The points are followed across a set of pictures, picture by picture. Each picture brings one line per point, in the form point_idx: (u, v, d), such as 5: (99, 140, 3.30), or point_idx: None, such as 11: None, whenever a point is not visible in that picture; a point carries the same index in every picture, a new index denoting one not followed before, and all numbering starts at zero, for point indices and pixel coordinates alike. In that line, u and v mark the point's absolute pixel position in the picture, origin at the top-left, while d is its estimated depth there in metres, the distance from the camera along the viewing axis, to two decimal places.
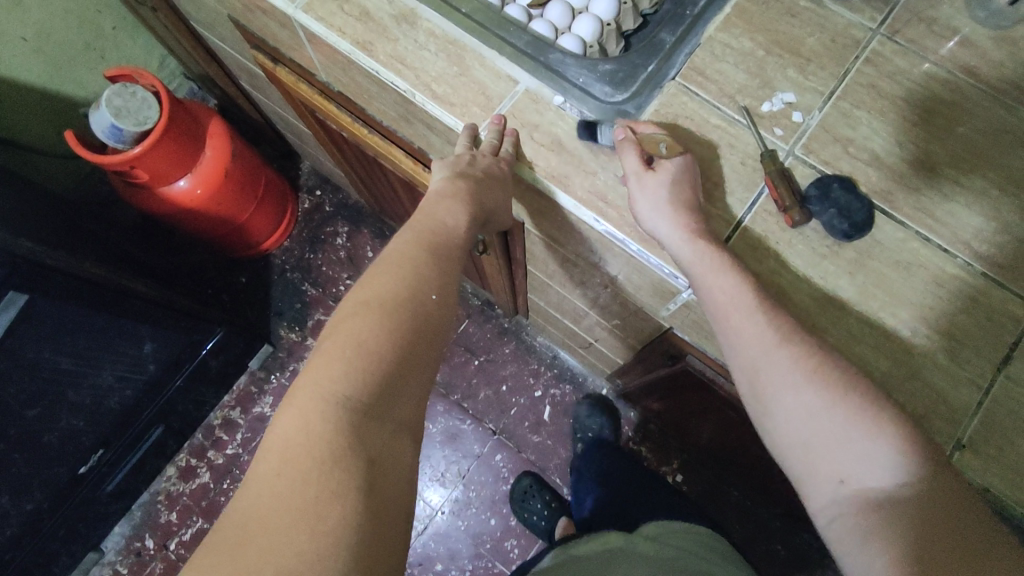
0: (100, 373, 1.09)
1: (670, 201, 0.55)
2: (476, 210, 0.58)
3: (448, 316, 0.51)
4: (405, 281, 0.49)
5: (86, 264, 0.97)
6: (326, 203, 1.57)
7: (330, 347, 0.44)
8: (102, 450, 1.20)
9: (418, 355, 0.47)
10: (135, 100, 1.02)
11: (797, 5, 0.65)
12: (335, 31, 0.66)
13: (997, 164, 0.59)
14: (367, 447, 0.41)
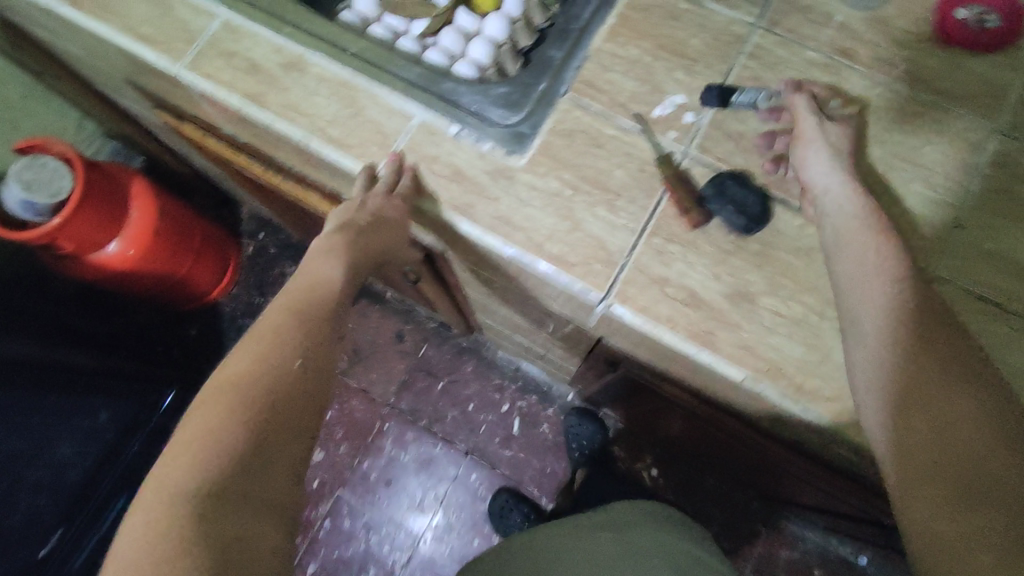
0: (59, 448, 1.04)
1: (831, 156, 0.56)
2: (354, 261, 0.58)
3: (318, 379, 0.50)
4: (264, 353, 0.48)
5: (13, 345, 0.96)
6: (269, 244, 1.55)
7: (179, 441, 0.43)
8: (62, 527, 1.08)
9: (281, 428, 0.46)
10: (46, 171, 1.00)
11: (677, 8, 0.66)
12: (223, 87, 0.66)
13: (880, 141, 0.61)
14: (222, 533, 0.41)
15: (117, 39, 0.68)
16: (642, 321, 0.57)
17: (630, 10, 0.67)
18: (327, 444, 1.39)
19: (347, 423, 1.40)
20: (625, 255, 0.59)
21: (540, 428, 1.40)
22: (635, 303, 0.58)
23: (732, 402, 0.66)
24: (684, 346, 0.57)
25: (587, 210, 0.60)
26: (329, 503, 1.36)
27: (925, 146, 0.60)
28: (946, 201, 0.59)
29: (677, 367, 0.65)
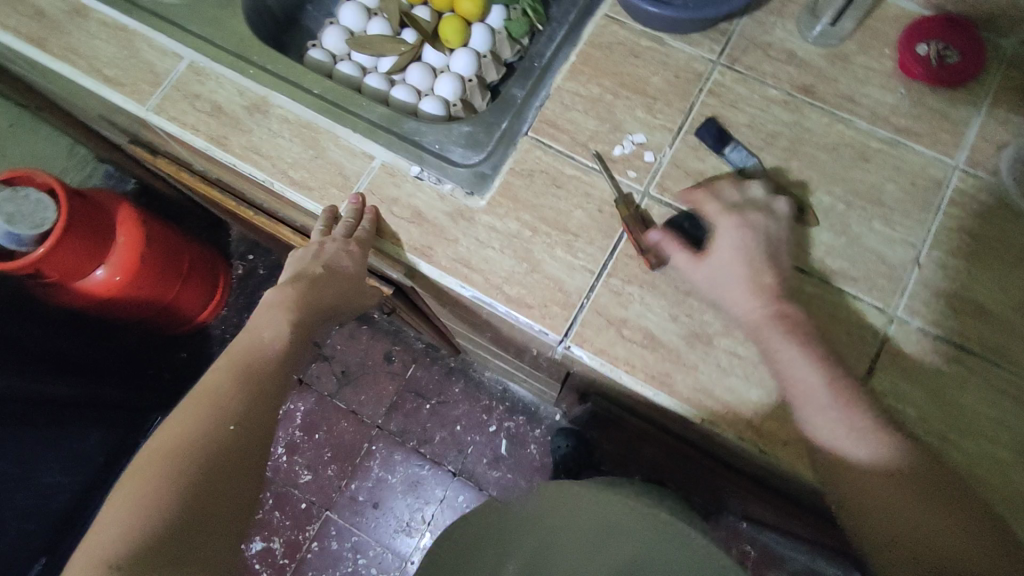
0: (45, 474, 1.04)
1: (738, 263, 0.54)
2: (301, 318, 0.59)
3: (253, 438, 0.52)
4: (200, 418, 0.50)
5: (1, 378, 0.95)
6: (258, 266, 1.55)
7: (111, 514, 0.45)
8: (45, 557, 1.08)
9: (213, 493, 0.48)
10: (28, 203, 0.99)
11: (639, 45, 0.67)
12: (188, 129, 0.67)
13: (840, 178, 0.60)
14: None
15: (86, 82, 0.69)
16: (600, 363, 0.57)
17: (592, 48, 0.67)
18: (315, 466, 1.38)
19: (336, 445, 1.39)
20: (584, 296, 0.59)
21: (528, 449, 1.39)
22: (592, 345, 0.58)
23: (697, 437, 0.65)
24: (642, 388, 0.57)
25: (546, 251, 0.60)
26: (318, 524, 1.35)
27: (884, 184, 0.60)
28: (905, 239, 0.58)
29: (643, 405, 0.65)
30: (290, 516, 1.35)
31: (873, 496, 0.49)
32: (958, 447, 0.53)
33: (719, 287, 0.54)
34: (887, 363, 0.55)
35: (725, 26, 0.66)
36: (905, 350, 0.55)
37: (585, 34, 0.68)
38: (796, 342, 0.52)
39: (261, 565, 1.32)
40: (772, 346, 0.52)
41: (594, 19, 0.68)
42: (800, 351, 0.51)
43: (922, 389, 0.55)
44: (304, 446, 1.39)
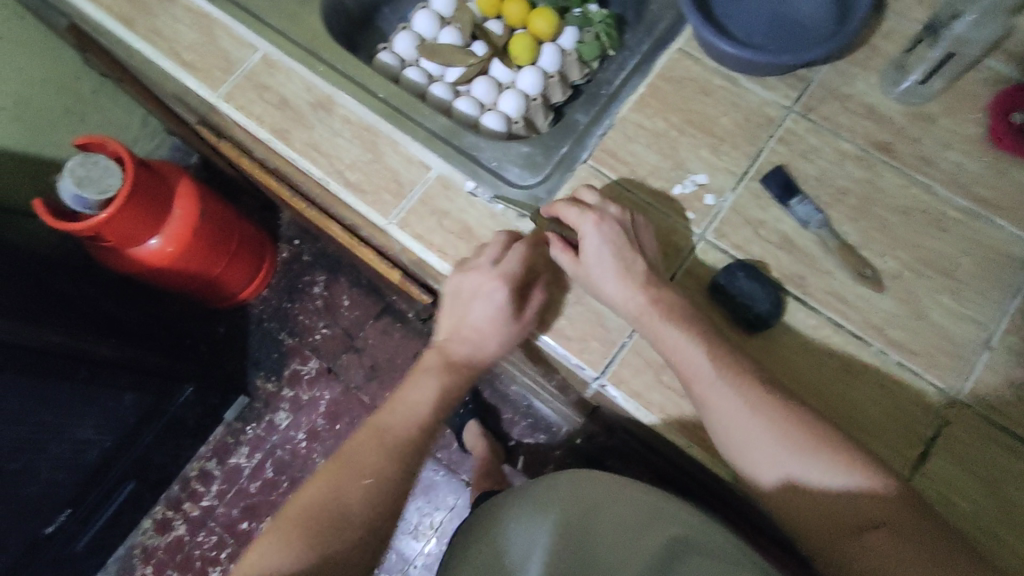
0: (80, 426, 1.04)
1: (609, 269, 0.55)
2: (449, 387, 0.61)
3: (384, 502, 0.55)
4: (338, 475, 0.55)
5: (48, 330, 0.90)
6: (304, 252, 1.52)
7: (263, 546, 0.51)
8: (69, 508, 1.11)
9: (339, 545, 0.51)
10: (97, 168, 1.02)
11: (711, 83, 0.65)
12: (253, 119, 0.68)
13: (910, 244, 0.57)
14: None
15: (164, 63, 0.71)
16: (634, 406, 0.56)
17: (663, 81, 0.66)
18: None
19: None
20: (625, 335, 0.58)
21: (547, 469, 1.29)
22: (627, 386, 0.56)
23: (727, 493, 0.63)
24: (674, 438, 0.56)
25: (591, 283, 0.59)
26: None
27: (957, 256, 0.57)
28: (974, 317, 0.55)
29: (673, 452, 0.62)
30: None
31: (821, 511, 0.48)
32: (1011, 548, 0.49)
33: (617, 295, 0.55)
34: (941, 447, 0.52)
35: (804, 72, 0.64)
36: (960, 435, 0.52)
37: (656, 66, 0.66)
38: (701, 347, 0.52)
39: None
40: (683, 354, 0.52)
41: (668, 52, 0.67)
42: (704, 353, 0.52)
43: (970, 476, 0.51)
44: (325, 435, 1.40)
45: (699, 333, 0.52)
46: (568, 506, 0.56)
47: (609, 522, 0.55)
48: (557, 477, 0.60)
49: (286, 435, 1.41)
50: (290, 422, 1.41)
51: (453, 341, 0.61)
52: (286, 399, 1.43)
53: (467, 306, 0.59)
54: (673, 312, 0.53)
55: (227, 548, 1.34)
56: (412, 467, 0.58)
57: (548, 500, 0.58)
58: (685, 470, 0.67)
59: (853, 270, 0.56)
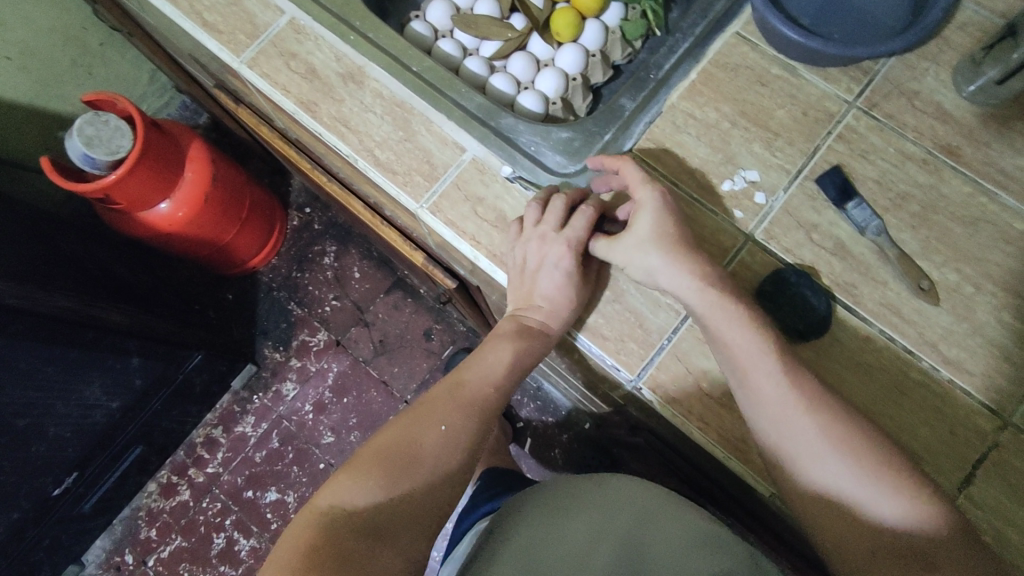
0: (89, 387, 1.01)
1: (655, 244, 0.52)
2: (524, 347, 0.57)
3: (456, 450, 0.53)
4: (416, 417, 0.54)
5: (53, 296, 0.89)
6: (315, 220, 1.48)
7: (346, 470, 0.50)
8: (77, 471, 1.09)
9: (408, 480, 0.50)
10: (107, 128, 0.98)
11: (768, 73, 0.61)
12: (279, 89, 0.64)
13: (972, 257, 0.54)
14: (344, 551, 0.45)
15: (183, 24, 0.67)
16: (670, 412, 0.54)
17: (716, 67, 0.62)
18: (339, 429, 1.36)
19: (362, 412, 1.37)
20: (665, 336, 0.55)
21: (552, 452, 1.28)
22: (665, 392, 0.54)
23: (762, 506, 0.61)
24: (711, 448, 0.54)
25: (631, 282, 0.57)
26: None
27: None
28: None
29: (705, 459, 0.60)
30: (307, 473, 1.34)
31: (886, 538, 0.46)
32: None
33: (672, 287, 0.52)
34: (989, 474, 0.50)
35: (868, 65, 0.60)
36: (1014, 461, 0.50)
37: (710, 51, 0.62)
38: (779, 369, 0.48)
39: (272, 515, 1.31)
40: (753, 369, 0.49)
41: (723, 37, 0.63)
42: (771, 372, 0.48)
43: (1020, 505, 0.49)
44: (331, 408, 1.37)
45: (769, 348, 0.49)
46: (622, 513, 0.58)
47: (659, 539, 0.55)
48: (623, 486, 0.61)
49: (292, 405, 1.38)
50: (297, 392, 1.39)
51: (526, 311, 0.58)
52: (293, 369, 1.40)
53: (533, 278, 0.56)
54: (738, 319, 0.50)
55: (231, 516, 1.32)
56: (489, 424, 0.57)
57: (606, 508, 0.59)
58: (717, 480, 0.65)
59: (911, 282, 0.53)
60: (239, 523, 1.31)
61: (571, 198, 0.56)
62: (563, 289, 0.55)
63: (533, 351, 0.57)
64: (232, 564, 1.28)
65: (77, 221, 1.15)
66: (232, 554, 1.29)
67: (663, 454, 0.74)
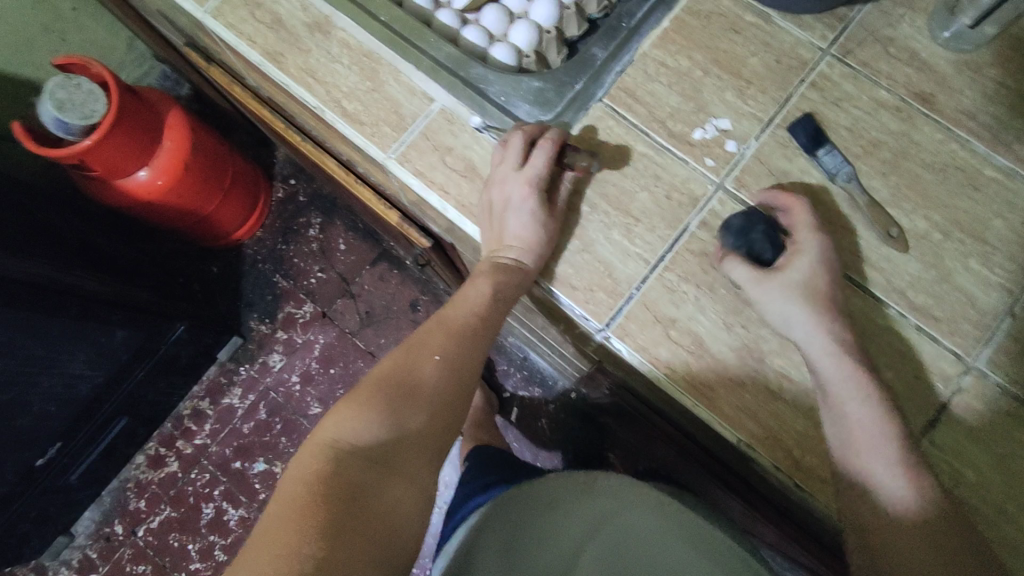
0: (72, 358, 0.96)
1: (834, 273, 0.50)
2: (503, 281, 0.55)
3: (452, 379, 0.53)
4: (405, 354, 0.53)
5: (30, 263, 0.85)
6: (299, 191, 1.39)
7: (341, 404, 0.49)
8: (61, 441, 1.03)
9: (410, 409, 0.50)
10: (80, 92, 0.91)
11: (742, 20, 0.60)
12: (244, 39, 0.64)
13: (941, 204, 0.54)
14: (354, 477, 0.44)
15: None
16: (639, 361, 0.54)
17: (689, 15, 0.61)
18: (327, 400, 1.29)
19: (350, 382, 1.30)
20: (634, 286, 0.55)
21: (539, 422, 1.19)
22: (634, 341, 0.54)
23: (736, 458, 0.60)
24: (679, 396, 0.54)
25: (601, 231, 0.56)
26: None
27: (992, 218, 0.53)
28: (1003, 284, 0.52)
29: (679, 413, 0.60)
30: (295, 444, 1.27)
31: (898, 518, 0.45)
32: (1014, 522, 0.48)
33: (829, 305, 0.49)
34: (953, 417, 0.50)
35: (843, 11, 0.59)
36: (977, 405, 0.50)
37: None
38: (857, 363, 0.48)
39: (260, 486, 1.25)
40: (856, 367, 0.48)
41: None
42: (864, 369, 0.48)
43: (984, 450, 0.50)
44: (318, 378, 1.30)
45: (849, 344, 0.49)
46: (606, 506, 0.59)
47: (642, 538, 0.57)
48: (605, 483, 0.61)
49: (280, 377, 1.31)
50: (285, 363, 1.31)
51: (500, 253, 0.56)
52: (280, 341, 1.32)
53: (501, 218, 0.56)
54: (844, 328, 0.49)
55: (220, 487, 1.25)
56: (479, 359, 0.56)
57: (592, 504, 0.60)
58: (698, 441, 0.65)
59: (880, 229, 0.53)
60: (227, 493, 1.24)
61: (529, 134, 0.55)
62: (531, 225, 0.54)
63: (514, 290, 0.56)
64: (221, 534, 1.22)
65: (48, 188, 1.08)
66: (221, 525, 1.22)
67: (643, 414, 0.74)
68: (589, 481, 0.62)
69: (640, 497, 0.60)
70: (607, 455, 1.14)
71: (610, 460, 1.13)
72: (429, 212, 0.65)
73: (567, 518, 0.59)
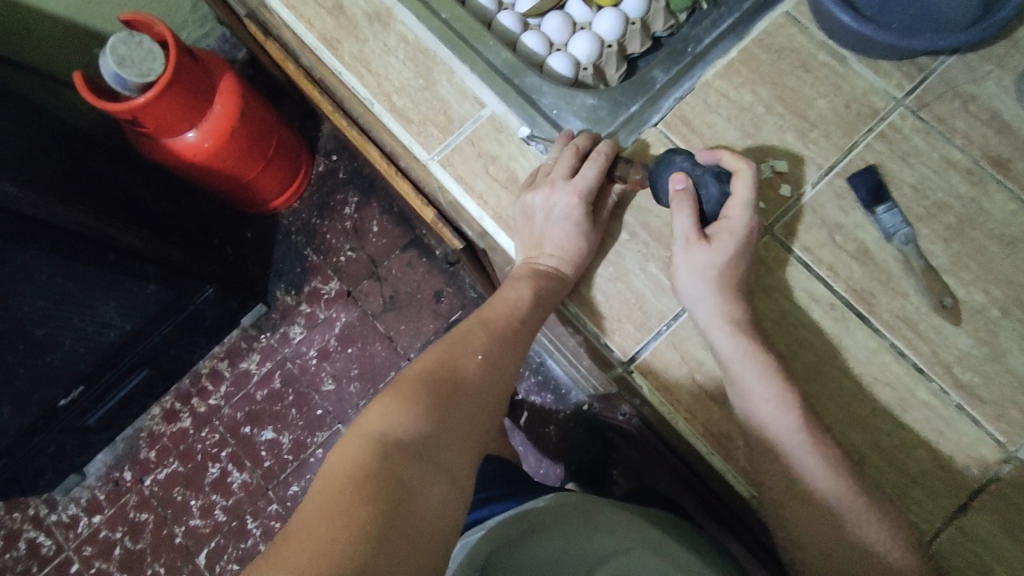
0: (103, 305, 0.95)
1: (710, 282, 0.49)
2: (545, 291, 0.53)
3: (494, 381, 0.50)
4: (449, 350, 0.50)
5: (73, 211, 0.82)
6: (340, 168, 1.35)
7: (383, 398, 0.45)
8: (84, 384, 1.03)
9: (454, 406, 0.47)
10: (140, 49, 0.87)
11: (814, 59, 0.57)
12: (304, 23, 0.65)
13: (1004, 279, 0.51)
14: (402, 471, 0.41)
15: None
16: (659, 400, 0.53)
17: (758, 47, 0.58)
18: (341, 378, 1.25)
19: (366, 364, 1.26)
20: (664, 322, 0.54)
21: (547, 429, 1.16)
22: (656, 378, 0.53)
23: (749, 513, 0.57)
24: (696, 442, 0.52)
25: (637, 262, 0.55)
26: (328, 433, 1.23)
27: None
28: None
29: (693, 456, 0.58)
30: (305, 417, 1.24)
31: (791, 480, 0.46)
32: None
33: (698, 304, 0.50)
34: (987, 506, 0.47)
35: (924, 61, 0.56)
36: (1013, 497, 0.47)
37: (755, 30, 0.59)
38: (774, 385, 0.47)
39: (266, 454, 1.22)
40: (745, 385, 0.48)
41: (772, 15, 0.59)
42: (768, 390, 0.47)
43: (1014, 543, 0.47)
44: (335, 355, 1.26)
45: (768, 361, 0.48)
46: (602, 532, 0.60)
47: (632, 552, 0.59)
48: (604, 513, 0.62)
49: (298, 349, 1.27)
50: (304, 337, 1.28)
51: (538, 260, 0.54)
52: (303, 314, 1.29)
53: (543, 228, 0.54)
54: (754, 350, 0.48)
55: (228, 449, 1.23)
56: (515, 367, 0.53)
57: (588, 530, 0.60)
58: (709, 486, 0.64)
59: (933, 296, 0.50)
60: (234, 455, 1.22)
61: (579, 149, 0.54)
62: (572, 236, 0.53)
63: (553, 300, 0.53)
64: (223, 494, 1.20)
65: (100, 138, 1.09)
66: (225, 486, 1.21)
67: (657, 446, 0.72)
68: (590, 506, 0.63)
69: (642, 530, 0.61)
70: (613, 472, 1.11)
71: (615, 477, 1.11)
72: (464, 217, 0.63)
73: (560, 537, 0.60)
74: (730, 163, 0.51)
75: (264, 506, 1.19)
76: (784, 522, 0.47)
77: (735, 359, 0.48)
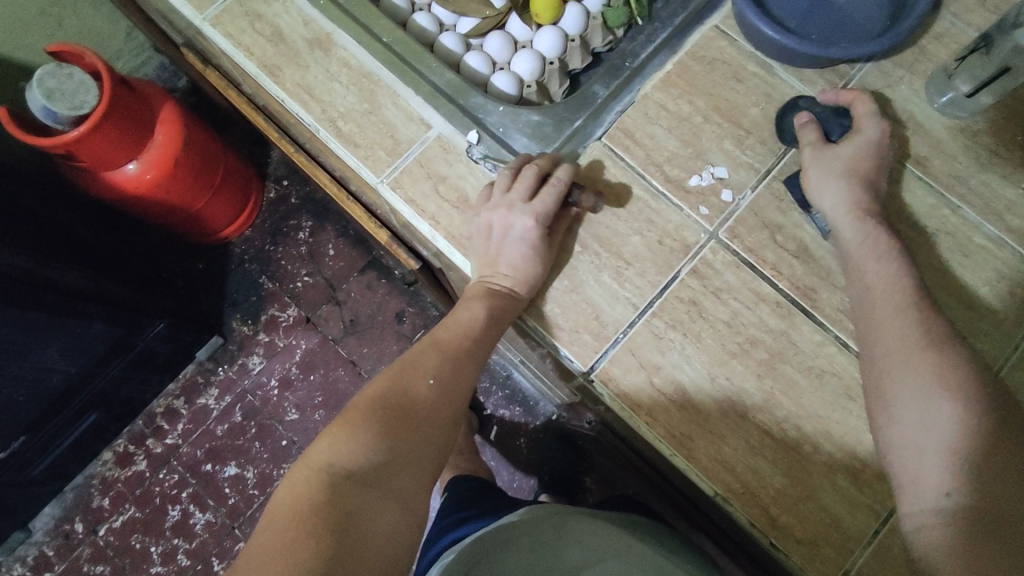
0: (45, 350, 0.90)
1: (840, 173, 0.52)
2: (499, 309, 0.53)
3: (447, 404, 0.50)
4: (397, 375, 0.50)
5: (7, 252, 0.79)
6: (292, 194, 1.32)
7: (330, 429, 0.45)
8: (25, 434, 0.96)
9: (405, 431, 0.46)
10: (71, 82, 0.84)
11: (745, 69, 0.60)
12: (242, 51, 0.65)
13: (931, 268, 0.54)
14: (348, 502, 0.40)
15: None
16: (620, 406, 0.54)
17: (692, 60, 0.61)
18: (304, 407, 1.22)
19: (329, 391, 1.23)
20: (620, 331, 0.55)
21: (516, 441, 1.15)
22: (616, 386, 0.54)
23: (712, 507, 0.59)
24: (659, 445, 0.53)
25: (591, 272, 0.56)
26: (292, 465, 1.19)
27: (981, 286, 0.53)
28: (985, 353, 0.52)
29: (657, 458, 0.59)
30: (268, 450, 1.20)
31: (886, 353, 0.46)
32: None
33: (826, 194, 0.52)
34: None
35: (845, 68, 0.59)
36: None
37: (688, 43, 0.61)
38: (890, 263, 0.49)
39: (230, 491, 1.18)
40: (859, 265, 0.50)
41: (702, 29, 0.62)
42: (881, 268, 0.49)
43: None
44: (297, 384, 1.23)
45: (890, 245, 0.50)
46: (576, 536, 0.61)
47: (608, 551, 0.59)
48: (575, 519, 0.63)
49: (257, 379, 1.24)
50: (264, 366, 1.24)
51: (492, 279, 0.55)
52: (261, 344, 1.25)
53: (499, 246, 0.55)
54: (878, 234, 0.50)
55: (188, 489, 1.18)
56: (471, 385, 0.53)
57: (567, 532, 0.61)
58: (673, 485, 0.65)
59: None
60: (195, 496, 1.17)
61: (541, 171, 0.55)
62: (528, 258, 0.54)
63: (507, 318, 0.54)
64: (186, 538, 1.15)
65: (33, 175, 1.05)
66: (187, 529, 1.16)
67: (618, 447, 0.74)
68: (562, 516, 0.63)
69: (613, 534, 0.62)
70: (585, 481, 1.11)
71: (587, 484, 1.11)
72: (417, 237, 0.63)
73: (530, 548, 0.59)
74: (844, 95, 0.56)
75: (229, 545, 1.15)
76: (884, 413, 0.45)
77: (853, 239, 0.51)
